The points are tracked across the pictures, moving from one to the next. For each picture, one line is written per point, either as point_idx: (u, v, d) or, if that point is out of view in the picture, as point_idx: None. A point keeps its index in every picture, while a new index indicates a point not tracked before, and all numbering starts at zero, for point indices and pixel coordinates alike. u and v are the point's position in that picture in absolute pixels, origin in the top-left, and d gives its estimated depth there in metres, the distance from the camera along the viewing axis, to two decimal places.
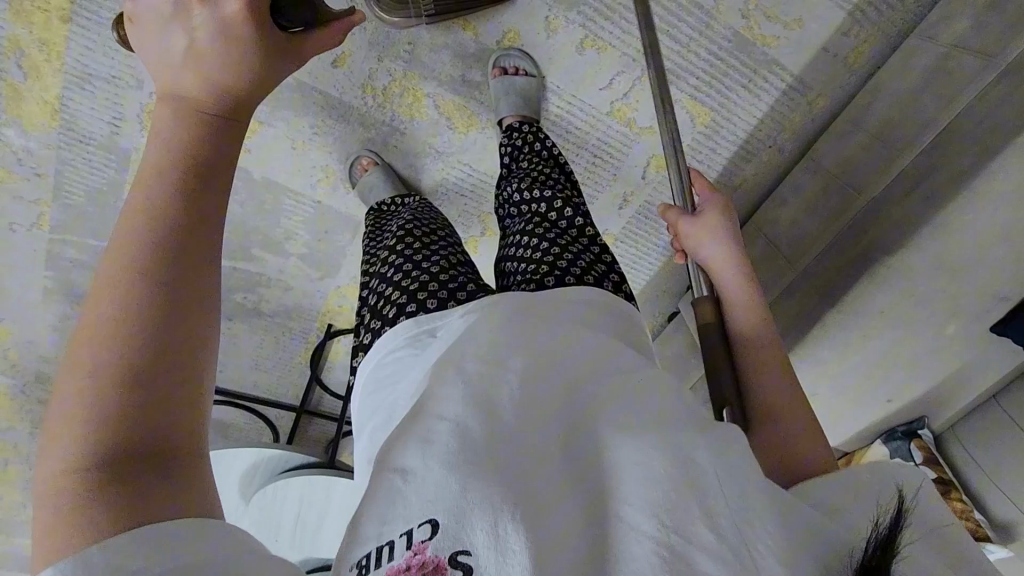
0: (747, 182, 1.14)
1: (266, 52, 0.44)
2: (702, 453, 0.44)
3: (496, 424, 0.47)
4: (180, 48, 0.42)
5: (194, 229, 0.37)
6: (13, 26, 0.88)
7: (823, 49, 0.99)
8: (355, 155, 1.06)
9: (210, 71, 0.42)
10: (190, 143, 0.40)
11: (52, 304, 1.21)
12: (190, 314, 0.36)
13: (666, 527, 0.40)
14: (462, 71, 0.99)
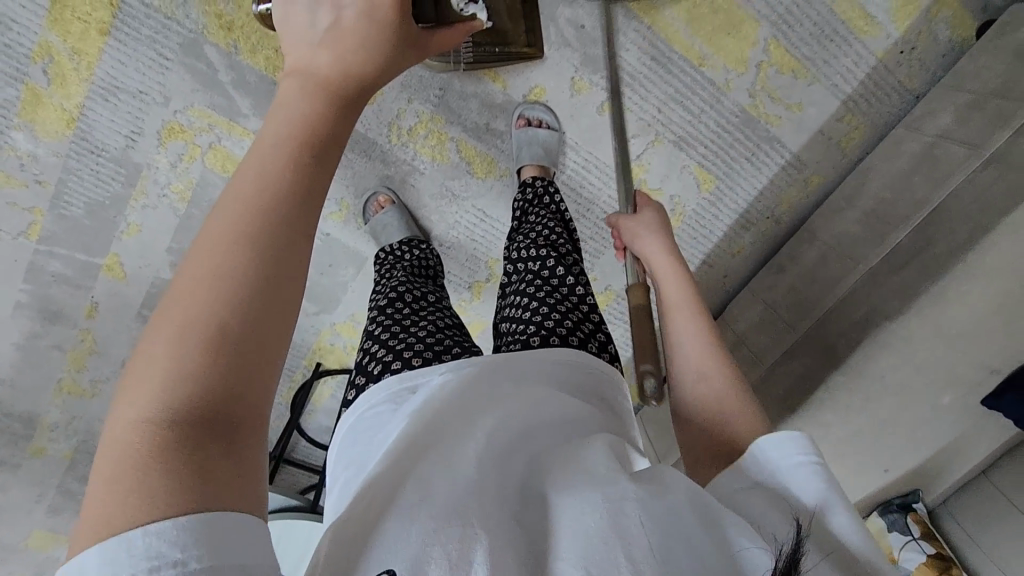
0: (745, 250, 1.18)
1: (395, 42, 0.50)
2: (631, 504, 0.44)
3: (461, 478, 0.47)
4: (325, 25, 0.49)
5: (293, 214, 0.41)
6: (49, 33, 0.89)
7: (819, 132, 1.08)
8: (372, 190, 1.06)
9: (347, 51, 0.48)
10: (312, 118, 0.45)
11: (22, 321, 1.12)
12: (283, 285, 0.40)
13: (591, 573, 0.40)
14: (487, 119, 1.03)
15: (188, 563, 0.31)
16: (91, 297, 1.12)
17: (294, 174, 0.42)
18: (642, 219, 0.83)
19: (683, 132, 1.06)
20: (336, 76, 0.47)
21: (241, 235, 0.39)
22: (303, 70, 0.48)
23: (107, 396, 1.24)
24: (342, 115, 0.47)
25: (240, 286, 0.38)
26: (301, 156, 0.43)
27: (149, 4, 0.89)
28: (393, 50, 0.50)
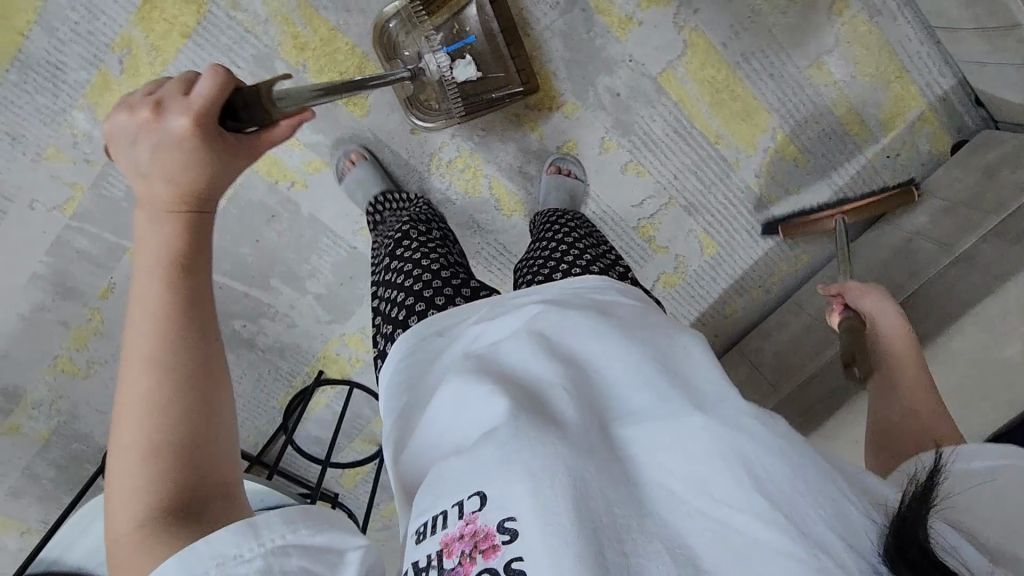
0: (737, 314, 1.28)
1: (227, 146, 0.46)
2: (749, 429, 0.46)
3: (527, 410, 0.49)
4: (145, 155, 0.44)
5: (191, 305, 0.42)
6: (134, 28, 0.96)
7: (812, 215, 1.21)
8: (345, 147, 1.07)
9: (173, 173, 0.44)
10: (178, 231, 0.44)
11: (33, 292, 1.13)
12: (203, 367, 0.41)
13: (714, 499, 0.43)
14: (520, 163, 1.12)
15: (246, 555, 0.37)
16: (110, 277, 1.14)
17: (177, 282, 0.43)
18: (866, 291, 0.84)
19: (694, 200, 1.17)
20: (173, 191, 0.44)
21: (161, 333, 0.41)
22: (145, 203, 0.45)
23: (99, 380, 1.23)
24: (193, 227, 0.45)
25: (167, 393, 0.40)
26: (179, 266, 0.43)
27: (234, 17, 0.97)
28: (211, 162, 0.45)
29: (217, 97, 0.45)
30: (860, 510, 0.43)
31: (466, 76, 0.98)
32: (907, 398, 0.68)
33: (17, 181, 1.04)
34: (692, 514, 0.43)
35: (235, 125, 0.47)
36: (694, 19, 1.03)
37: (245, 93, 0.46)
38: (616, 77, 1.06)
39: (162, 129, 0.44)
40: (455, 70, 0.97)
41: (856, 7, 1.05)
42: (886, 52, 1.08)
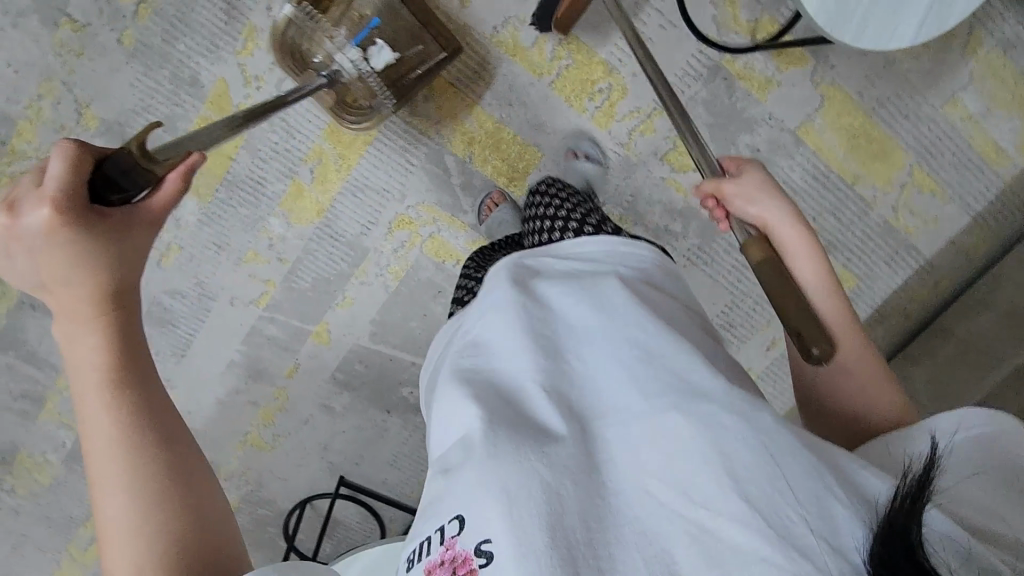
0: (877, 342, 1.31)
1: (115, 233, 0.46)
2: (729, 443, 0.48)
3: (513, 432, 0.52)
4: (29, 265, 0.45)
5: (149, 392, 0.49)
6: (324, 141, 1.08)
7: (950, 242, 1.23)
8: (484, 194, 1.13)
9: (77, 284, 0.46)
10: (111, 342, 0.47)
11: (229, 377, 1.25)
12: (176, 449, 0.48)
13: (693, 516, 0.46)
14: (667, 223, 1.17)
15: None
16: (295, 358, 1.24)
17: (122, 379, 0.47)
18: (751, 180, 0.69)
19: (833, 239, 1.22)
20: (88, 297, 0.46)
21: (122, 430, 0.47)
22: (62, 309, 0.47)
23: (280, 455, 1.33)
24: (119, 322, 0.48)
25: (144, 481, 0.46)
26: (119, 364, 0.47)
27: (410, 124, 1.08)
28: (115, 256, 0.47)
29: (75, 177, 0.44)
30: (849, 508, 0.44)
31: (384, 62, 0.95)
32: (858, 370, 0.66)
33: (220, 282, 1.16)
34: (665, 515, 0.47)
35: (113, 199, 0.46)
36: (829, 73, 1.10)
37: (119, 157, 0.44)
38: (757, 134, 1.12)
39: (33, 234, 0.44)
40: (372, 61, 0.94)
41: (990, 44, 1.09)
42: (1020, 83, 1.12)
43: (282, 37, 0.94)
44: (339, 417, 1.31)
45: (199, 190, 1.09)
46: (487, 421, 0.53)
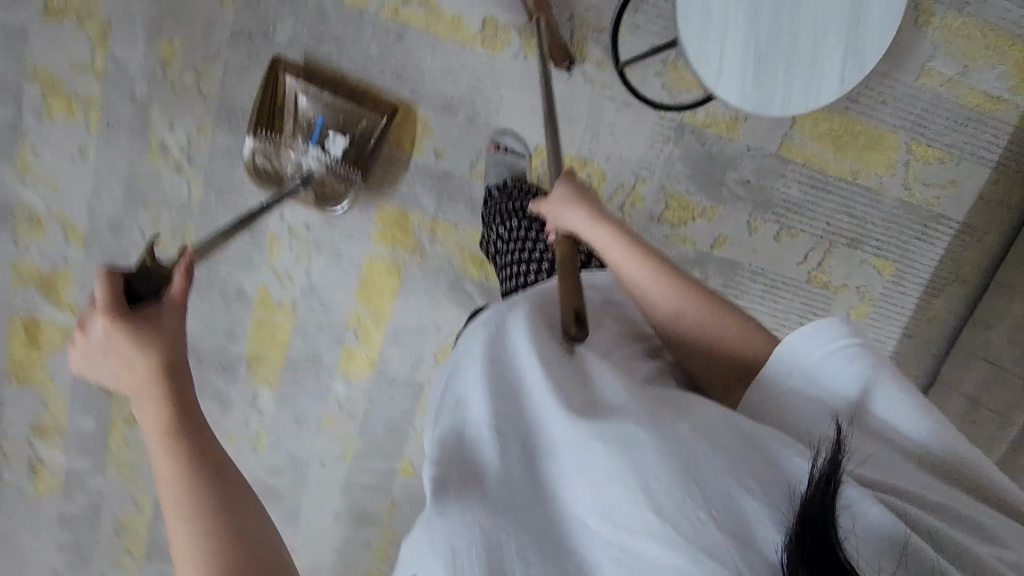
0: (941, 314, 1.28)
1: (153, 321, 0.55)
2: (646, 452, 0.46)
3: (465, 483, 0.50)
4: (104, 359, 0.54)
5: (202, 441, 0.51)
6: (358, 306, 1.19)
7: (979, 198, 1.20)
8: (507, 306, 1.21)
9: (128, 358, 0.53)
10: (164, 402, 0.52)
11: (339, 529, 1.36)
12: (232, 490, 0.49)
13: (616, 537, 0.46)
14: (685, 273, 1.21)
15: None
16: (389, 496, 1.34)
17: (172, 433, 0.51)
18: (559, 197, 0.73)
19: (854, 235, 1.21)
20: (149, 370, 0.52)
21: (176, 479, 0.49)
22: (132, 392, 0.53)
23: None
24: (170, 390, 0.52)
25: (199, 522, 0.47)
26: (175, 418, 0.51)
27: (424, 268, 1.17)
28: (156, 337, 0.54)
29: (113, 290, 0.56)
30: (759, 500, 0.44)
31: (340, 145, 1.03)
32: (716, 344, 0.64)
33: (307, 449, 1.29)
34: (597, 540, 0.47)
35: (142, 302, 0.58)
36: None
37: (139, 271, 0.60)
38: (742, 168, 1.15)
39: (102, 335, 0.54)
40: (330, 149, 1.03)
41: (943, 10, 1.09)
42: (989, 33, 1.10)
43: (254, 166, 1.03)
44: None
45: (268, 379, 1.23)
46: (443, 475, 0.52)
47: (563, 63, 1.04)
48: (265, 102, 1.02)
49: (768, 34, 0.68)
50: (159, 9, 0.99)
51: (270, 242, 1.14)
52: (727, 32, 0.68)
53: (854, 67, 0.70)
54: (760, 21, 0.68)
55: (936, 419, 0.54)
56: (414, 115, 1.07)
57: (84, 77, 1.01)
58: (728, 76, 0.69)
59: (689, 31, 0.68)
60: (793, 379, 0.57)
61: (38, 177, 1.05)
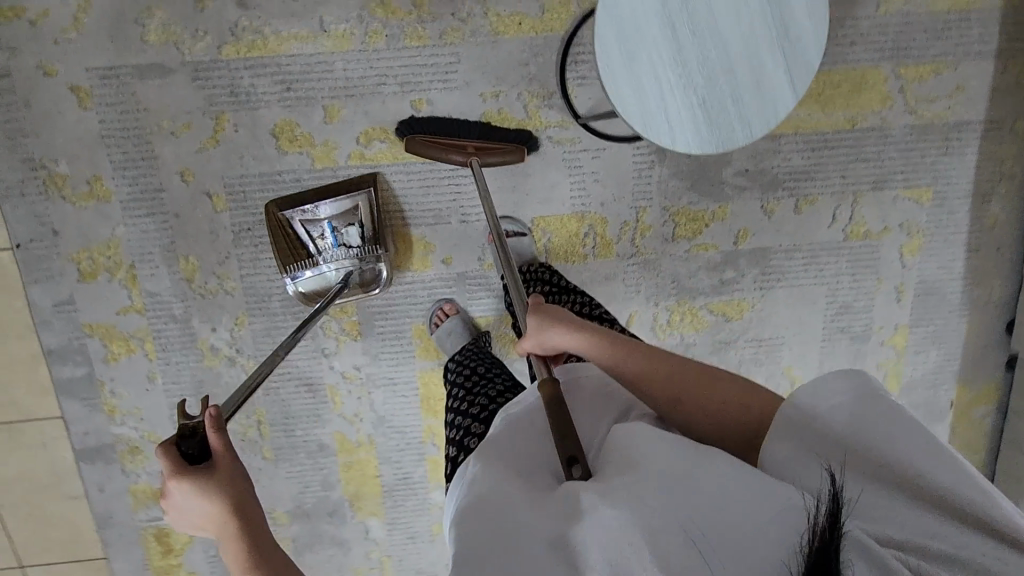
0: (1000, 216, 1.20)
1: (215, 475, 0.55)
2: (655, 498, 0.49)
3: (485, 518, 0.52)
4: (182, 512, 0.57)
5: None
6: (427, 419, 1.24)
7: (993, 90, 1.13)
8: None
9: (206, 517, 0.55)
10: (250, 549, 0.56)
11: None
12: None
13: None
14: (718, 277, 1.20)
15: None
16: None
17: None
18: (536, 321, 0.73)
19: (876, 177, 1.16)
20: (229, 523, 0.55)
21: None
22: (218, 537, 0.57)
23: None
24: (253, 536, 0.56)
25: None
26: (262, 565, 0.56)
27: None
28: (225, 496, 0.55)
29: (170, 459, 0.55)
30: (764, 551, 0.46)
31: (355, 231, 1.10)
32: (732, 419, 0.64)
33: (430, 561, 1.34)
34: None
35: (186, 449, 0.55)
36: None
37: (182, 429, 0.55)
38: (735, 161, 1.14)
39: (178, 495, 0.55)
40: (351, 238, 1.10)
41: None
42: None
43: (306, 296, 1.10)
44: None
45: (373, 511, 1.30)
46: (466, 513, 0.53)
47: (522, 158, 1.07)
48: (280, 242, 1.08)
49: (711, 84, 0.68)
50: (166, 238, 1.09)
51: (331, 394, 1.21)
52: (668, 95, 0.68)
53: (804, 68, 0.69)
54: (697, 74, 0.68)
55: (953, 460, 0.53)
56: (412, 238, 1.12)
57: (130, 318, 1.13)
58: (687, 136, 0.70)
59: (632, 108, 0.68)
60: (796, 425, 0.60)
61: (125, 412, 1.18)
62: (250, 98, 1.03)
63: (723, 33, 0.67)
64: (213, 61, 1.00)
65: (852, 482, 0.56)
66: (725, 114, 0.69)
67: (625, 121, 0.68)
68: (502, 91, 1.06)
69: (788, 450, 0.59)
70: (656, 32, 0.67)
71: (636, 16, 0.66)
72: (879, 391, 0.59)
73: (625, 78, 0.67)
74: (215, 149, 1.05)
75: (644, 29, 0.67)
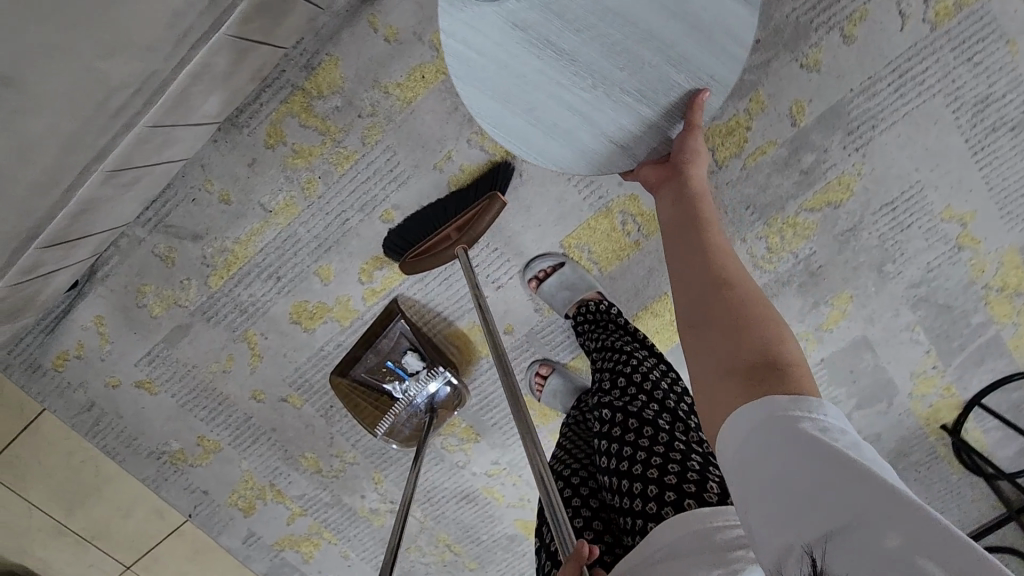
0: None
1: None
2: None
3: None
4: None
5: None
6: None
7: None
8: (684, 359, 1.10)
9: None
10: None
11: None
12: None
13: None
14: (798, 170, 0.96)
15: None
16: None
17: None
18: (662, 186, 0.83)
19: None
20: None
21: None
22: None
23: None
24: None
25: None
26: None
27: None
28: None
29: None
30: None
31: (415, 356, 1.05)
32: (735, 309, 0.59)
33: None
34: None
35: None
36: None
37: None
38: None
39: None
40: (415, 364, 1.05)
41: None
42: None
43: (403, 437, 1.10)
44: None
45: None
46: None
47: (504, 199, 0.94)
48: (362, 402, 1.07)
49: (620, 83, 0.79)
50: (279, 450, 1.15)
51: (490, 494, 1.20)
52: (584, 115, 0.80)
53: (705, 15, 0.76)
54: (603, 83, 0.79)
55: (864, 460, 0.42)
56: (466, 330, 1.06)
57: (299, 522, 1.22)
58: (618, 129, 0.81)
59: (558, 146, 0.82)
60: (760, 429, 0.46)
61: None
62: (258, 306, 1.03)
63: (604, 36, 0.76)
64: (210, 296, 1.03)
65: (768, 491, 0.44)
66: (660, 97, 0.79)
67: (569, 166, 0.84)
68: (452, 148, 0.94)
69: (741, 445, 0.47)
70: (534, 58, 0.77)
71: (506, 78, 0.78)
72: (799, 403, 0.47)
73: (540, 131, 0.82)
74: (262, 362, 1.08)
75: (525, 84, 0.79)
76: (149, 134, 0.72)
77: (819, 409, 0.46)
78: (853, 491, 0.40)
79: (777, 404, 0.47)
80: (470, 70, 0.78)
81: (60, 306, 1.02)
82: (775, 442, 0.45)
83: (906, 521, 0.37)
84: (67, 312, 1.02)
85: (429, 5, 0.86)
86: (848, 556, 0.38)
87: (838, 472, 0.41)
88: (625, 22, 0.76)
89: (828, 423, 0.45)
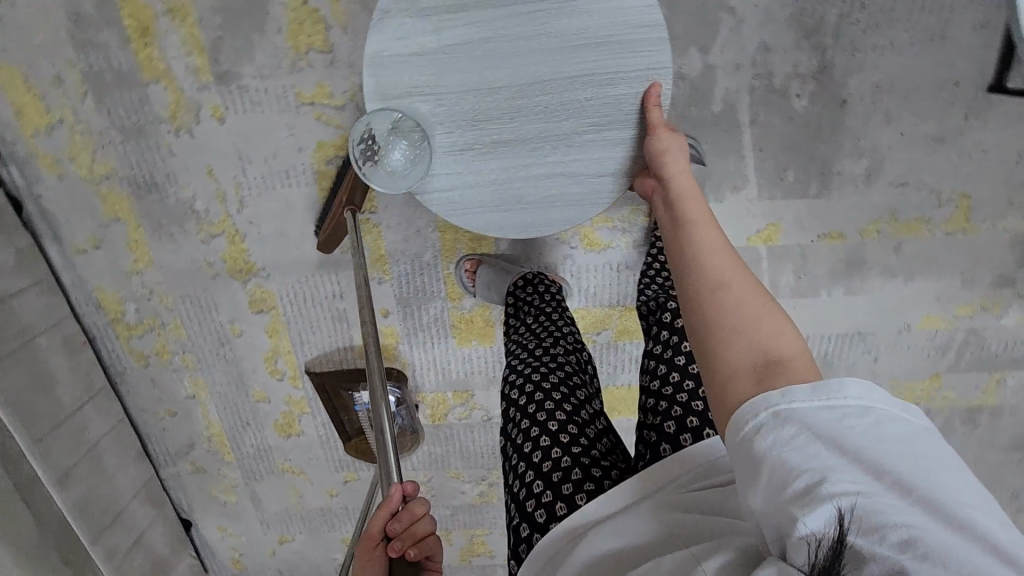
0: None
1: None
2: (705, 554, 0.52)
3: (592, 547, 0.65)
4: None
5: None
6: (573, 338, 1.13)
7: None
8: None
9: None
10: None
11: (868, 280, 1.06)
12: None
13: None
14: None
15: None
16: (813, 238, 1.02)
17: None
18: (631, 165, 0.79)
19: None
20: None
21: None
22: None
23: (966, 180, 0.97)
24: None
25: None
26: None
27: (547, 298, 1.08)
28: None
29: None
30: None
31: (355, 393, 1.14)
32: (748, 303, 0.55)
33: None
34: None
35: None
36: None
37: None
38: None
39: None
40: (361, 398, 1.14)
41: None
42: None
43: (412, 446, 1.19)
44: (878, 153, 0.95)
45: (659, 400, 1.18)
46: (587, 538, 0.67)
47: None
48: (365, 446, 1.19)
49: (575, 126, 0.77)
50: None
51: None
52: (563, 173, 0.79)
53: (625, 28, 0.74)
54: (562, 139, 0.78)
55: (906, 449, 0.43)
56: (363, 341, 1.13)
57: (454, 538, 1.39)
58: (600, 163, 0.79)
59: (558, 209, 0.80)
60: (800, 422, 0.45)
61: None
62: (263, 447, 1.26)
63: (536, 106, 0.76)
64: (238, 466, 1.29)
65: (804, 467, 0.44)
66: (616, 114, 0.76)
67: (580, 219, 0.81)
68: (204, 257, 1.04)
69: (778, 430, 0.46)
70: (496, 163, 0.78)
71: (486, 192, 0.79)
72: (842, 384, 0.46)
73: (537, 210, 0.80)
74: (309, 472, 1.30)
75: (496, 185, 0.79)
76: (44, 446, 0.99)
77: (841, 389, 0.46)
78: (885, 482, 0.42)
79: (798, 394, 0.47)
80: (453, 205, 0.79)
81: (196, 538, 1.38)
82: (814, 433, 0.45)
83: (937, 517, 0.40)
84: (203, 538, 1.39)
85: (78, 204, 0.99)
86: (870, 534, 0.40)
87: (875, 468, 0.42)
88: (548, 83, 0.76)
89: (850, 406, 0.45)
